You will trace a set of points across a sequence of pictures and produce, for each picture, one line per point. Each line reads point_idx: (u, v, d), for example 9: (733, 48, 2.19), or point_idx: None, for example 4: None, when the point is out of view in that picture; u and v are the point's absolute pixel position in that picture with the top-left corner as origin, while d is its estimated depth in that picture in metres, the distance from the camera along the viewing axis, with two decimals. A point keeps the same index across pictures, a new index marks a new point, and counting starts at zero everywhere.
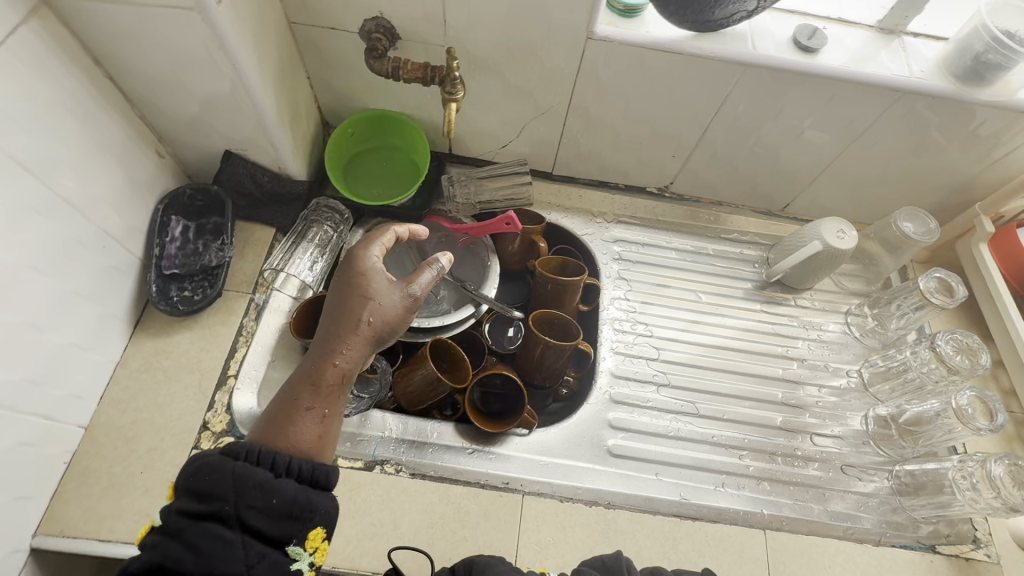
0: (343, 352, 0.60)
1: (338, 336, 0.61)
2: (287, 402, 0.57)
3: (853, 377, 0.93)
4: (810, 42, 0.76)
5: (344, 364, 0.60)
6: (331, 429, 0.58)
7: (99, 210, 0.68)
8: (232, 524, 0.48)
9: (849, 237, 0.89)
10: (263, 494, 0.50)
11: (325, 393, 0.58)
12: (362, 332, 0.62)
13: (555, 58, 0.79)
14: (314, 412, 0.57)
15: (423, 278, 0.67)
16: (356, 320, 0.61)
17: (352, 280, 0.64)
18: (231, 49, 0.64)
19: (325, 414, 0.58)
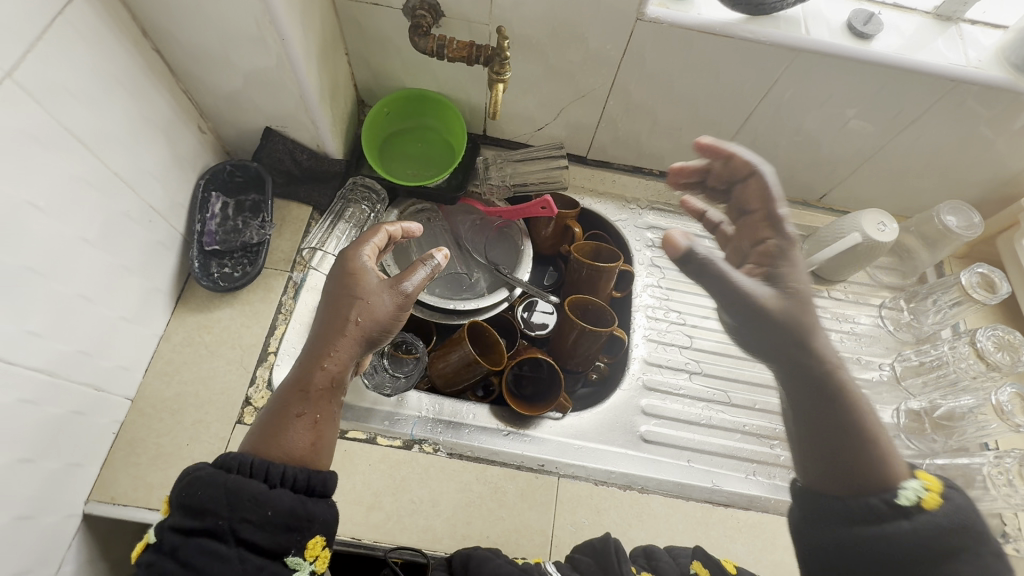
0: (332, 356, 0.63)
1: (328, 340, 0.63)
2: (281, 409, 0.61)
3: (886, 371, 0.93)
4: (865, 28, 0.74)
5: (333, 367, 0.62)
6: (323, 431, 0.61)
7: (146, 185, 0.68)
8: (227, 539, 0.51)
9: (890, 230, 0.88)
10: (257, 507, 0.52)
11: (315, 397, 0.61)
12: (350, 334, 0.63)
13: (602, 39, 0.77)
14: (303, 418, 0.60)
15: (414, 277, 0.68)
16: (344, 322, 0.63)
17: (343, 283, 0.66)
18: (281, 25, 0.63)
19: (315, 419, 0.61)
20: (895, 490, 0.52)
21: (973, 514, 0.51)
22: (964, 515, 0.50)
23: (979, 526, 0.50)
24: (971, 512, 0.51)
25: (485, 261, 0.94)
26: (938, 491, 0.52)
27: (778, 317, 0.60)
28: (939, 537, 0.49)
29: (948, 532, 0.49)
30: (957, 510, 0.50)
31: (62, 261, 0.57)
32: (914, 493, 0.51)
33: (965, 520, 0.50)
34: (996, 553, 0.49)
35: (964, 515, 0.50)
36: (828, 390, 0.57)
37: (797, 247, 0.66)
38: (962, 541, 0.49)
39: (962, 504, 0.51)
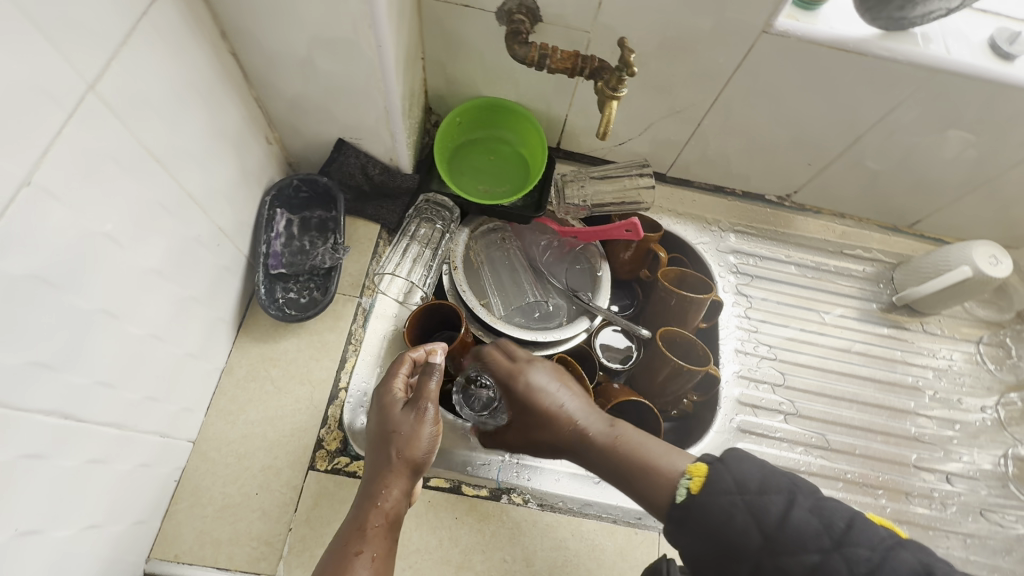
0: (382, 490, 0.55)
1: (375, 473, 0.57)
2: (337, 554, 0.52)
3: (988, 414, 0.87)
4: (1012, 48, 0.67)
5: (387, 502, 0.55)
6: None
7: (216, 206, 0.61)
8: None
9: (1003, 266, 0.81)
10: None
11: (373, 535, 0.53)
12: (392, 462, 0.56)
13: (715, 52, 0.70)
14: (360, 564, 0.51)
15: (430, 387, 0.60)
16: (385, 451, 0.57)
17: (379, 419, 0.60)
18: (381, 32, 0.55)
19: (376, 564, 0.52)
20: (671, 489, 0.53)
21: (734, 473, 0.51)
22: (734, 479, 0.50)
23: (747, 476, 0.50)
24: (737, 467, 0.51)
25: (563, 286, 0.87)
26: (702, 474, 0.52)
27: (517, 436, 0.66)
28: (707, 515, 0.50)
29: (719, 505, 0.50)
30: (716, 478, 0.51)
31: (134, 298, 0.50)
32: (681, 487, 0.53)
33: (733, 483, 0.50)
34: (771, 493, 0.49)
35: (727, 478, 0.51)
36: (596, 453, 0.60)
37: (525, 378, 0.64)
38: (731, 506, 0.49)
39: (723, 467, 0.52)
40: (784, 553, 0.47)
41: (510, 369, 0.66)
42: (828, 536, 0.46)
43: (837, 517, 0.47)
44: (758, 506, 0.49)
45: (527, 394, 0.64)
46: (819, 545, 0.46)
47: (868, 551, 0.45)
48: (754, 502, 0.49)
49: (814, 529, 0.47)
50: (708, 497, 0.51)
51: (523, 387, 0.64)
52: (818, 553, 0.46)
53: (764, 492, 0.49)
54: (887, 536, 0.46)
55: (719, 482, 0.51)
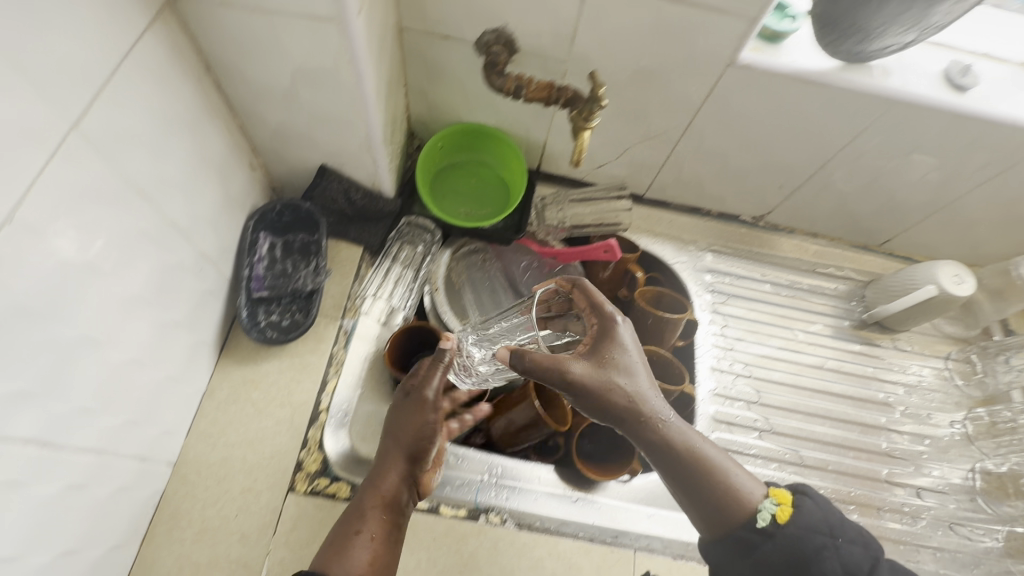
0: (383, 475, 0.62)
1: (380, 463, 0.63)
2: (341, 533, 0.58)
3: (957, 429, 0.90)
4: (963, 80, 0.71)
5: (387, 487, 0.61)
6: (381, 559, 0.57)
7: (198, 232, 0.62)
8: None
9: (967, 284, 0.85)
10: None
11: (372, 515, 0.59)
12: (395, 451, 0.64)
13: (686, 83, 0.73)
14: (361, 543, 0.56)
15: (434, 380, 0.67)
16: (390, 441, 0.64)
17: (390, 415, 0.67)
18: (360, 65, 0.57)
19: (376, 545, 0.57)
20: (751, 513, 0.56)
21: (825, 515, 0.55)
22: (825, 520, 0.55)
23: (835, 521, 0.55)
24: (828, 511, 0.56)
25: None
26: (789, 502, 0.56)
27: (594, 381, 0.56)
28: (797, 546, 0.53)
29: (809, 541, 0.53)
30: (808, 514, 0.55)
31: (115, 326, 0.51)
32: (767, 511, 0.56)
33: (825, 524, 0.54)
34: (853, 540, 0.54)
35: (819, 517, 0.55)
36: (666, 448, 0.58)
37: (619, 321, 0.60)
38: (822, 544, 0.53)
39: (814, 506, 0.56)
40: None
41: (599, 304, 0.60)
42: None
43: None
44: (845, 552, 0.53)
45: (621, 338, 0.59)
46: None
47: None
48: (840, 546, 0.53)
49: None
50: (799, 530, 0.54)
51: (615, 331, 0.59)
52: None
53: (852, 540, 0.54)
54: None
55: (806, 519, 0.55)
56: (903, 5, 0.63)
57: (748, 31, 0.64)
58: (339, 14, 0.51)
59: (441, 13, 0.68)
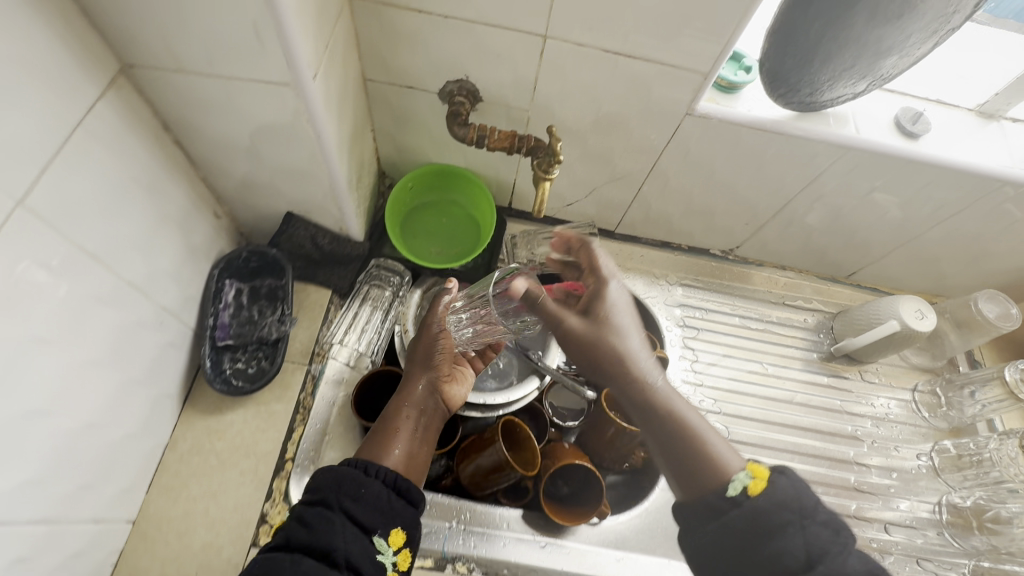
0: (410, 388, 0.72)
1: (407, 381, 0.74)
2: (377, 434, 0.68)
3: (923, 461, 0.91)
4: (915, 127, 0.73)
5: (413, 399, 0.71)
6: (419, 452, 0.68)
7: (159, 287, 0.62)
8: (334, 509, 0.56)
9: (928, 319, 0.86)
10: (355, 486, 0.58)
11: (402, 419, 0.69)
12: (417, 369, 0.74)
13: (647, 130, 0.74)
14: (400, 441, 0.67)
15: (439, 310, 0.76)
16: (412, 362, 0.75)
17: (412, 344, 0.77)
18: (319, 123, 0.58)
19: (412, 442, 0.68)
20: (725, 482, 0.55)
21: (798, 492, 0.52)
22: (796, 499, 0.52)
23: (807, 501, 0.52)
24: (802, 491, 0.53)
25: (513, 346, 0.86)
26: (764, 477, 0.53)
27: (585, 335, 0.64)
28: (763, 517, 0.51)
29: (777, 517, 0.51)
30: (779, 492, 0.52)
31: (68, 391, 0.51)
32: (740, 482, 0.53)
33: (796, 503, 0.52)
34: (824, 524, 0.51)
35: (792, 498, 0.52)
36: (652, 402, 0.64)
37: (613, 285, 0.68)
38: (788, 522, 0.50)
39: (788, 483, 0.53)
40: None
41: (597, 271, 0.67)
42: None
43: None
44: (811, 534, 0.50)
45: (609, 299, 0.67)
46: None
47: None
48: (808, 528, 0.50)
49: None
50: (765, 505, 0.51)
51: (609, 297, 0.67)
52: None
53: (822, 524, 0.51)
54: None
55: (778, 494, 0.52)
56: (845, 64, 0.63)
57: (702, 84, 0.66)
58: (293, 78, 0.52)
59: (404, 64, 0.69)
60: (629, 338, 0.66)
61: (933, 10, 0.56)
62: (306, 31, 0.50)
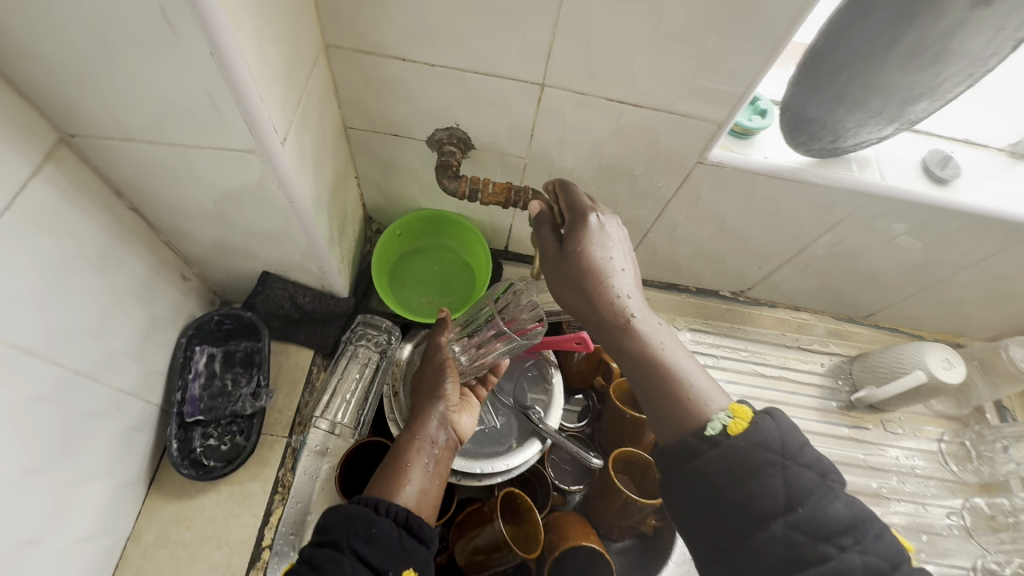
0: (421, 416, 0.63)
1: (417, 408, 0.65)
2: (385, 468, 0.59)
3: (955, 521, 0.85)
4: (944, 172, 0.67)
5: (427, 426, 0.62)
6: (433, 488, 0.58)
7: (116, 368, 0.56)
8: (343, 550, 0.48)
9: (957, 369, 0.80)
10: (366, 523, 0.50)
11: (415, 449, 0.60)
12: (427, 394, 0.65)
13: (654, 178, 0.69)
14: (411, 477, 0.58)
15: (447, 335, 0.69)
16: (421, 388, 0.66)
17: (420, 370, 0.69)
18: (291, 187, 0.52)
19: (425, 478, 0.58)
20: (702, 422, 0.46)
21: (783, 433, 0.44)
22: (780, 439, 0.44)
23: (794, 440, 0.44)
24: (787, 431, 0.44)
25: (511, 403, 0.79)
26: (746, 417, 0.45)
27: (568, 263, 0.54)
28: (740, 460, 0.43)
29: (756, 457, 0.43)
30: (761, 430, 0.44)
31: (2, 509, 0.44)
32: (718, 421, 0.45)
33: (778, 444, 0.44)
34: (807, 465, 0.43)
35: (773, 436, 0.44)
36: (628, 341, 0.52)
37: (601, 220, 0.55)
38: (767, 463, 0.43)
39: (773, 423, 0.45)
40: (803, 531, 0.41)
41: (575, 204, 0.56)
42: (853, 536, 0.40)
43: (870, 522, 0.41)
44: (792, 476, 0.42)
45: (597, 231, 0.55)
46: (838, 540, 0.40)
47: (885, 563, 0.39)
48: (791, 470, 0.43)
49: (843, 524, 0.41)
50: (745, 446, 0.44)
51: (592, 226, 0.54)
52: (837, 548, 0.40)
53: (808, 464, 0.43)
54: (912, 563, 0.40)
55: (762, 436, 0.44)
56: (871, 111, 0.57)
57: (715, 133, 0.61)
58: (259, 145, 0.46)
59: (388, 113, 0.63)
60: (613, 265, 0.53)
61: (968, 53, 0.49)
62: (273, 95, 0.44)
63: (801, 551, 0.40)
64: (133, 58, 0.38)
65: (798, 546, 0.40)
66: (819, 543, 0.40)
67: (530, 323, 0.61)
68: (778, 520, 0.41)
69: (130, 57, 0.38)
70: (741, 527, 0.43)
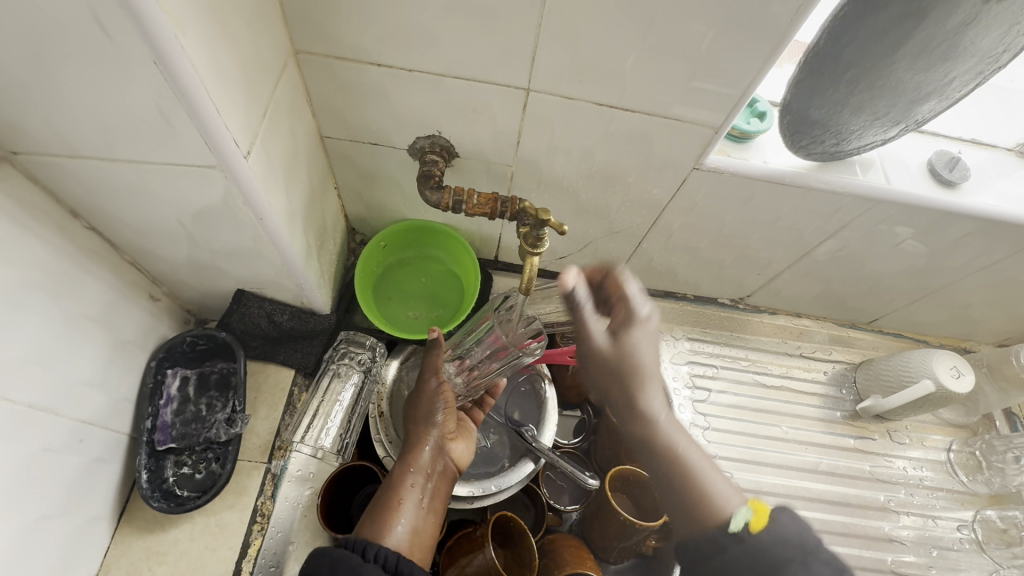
0: (415, 445, 0.60)
1: (410, 436, 0.62)
2: (379, 504, 0.56)
3: (965, 534, 0.82)
4: (952, 175, 0.64)
5: (420, 456, 0.59)
6: (425, 525, 0.56)
7: (73, 399, 0.53)
8: None
9: (966, 378, 0.77)
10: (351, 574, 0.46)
11: (409, 483, 0.57)
12: (420, 422, 0.62)
13: (648, 185, 0.65)
14: (403, 513, 0.55)
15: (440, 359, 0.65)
16: (414, 415, 0.63)
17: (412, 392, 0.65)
18: (260, 204, 0.49)
19: (418, 514, 0.56)
20: (725, 517, 0.50)
21: (800, 533, 0.50)
22: (796, 537, 0.49)
23: (808, 542, 0.49)
24: (801, 534, 0.50)
25: (503, 420, 0.74)
26: (764, 514, 0.50)
27: (609, 360, 0.56)
28: (766, 555, 0.46)
29: (779, 550, 0.47)
30: (781, 530, 0.49)
31: None
32: (741, 517, 0.49)
33: (795, 540, 0.48)
34: (825, 562, 0.47)
35: (790, 534, 0.49)
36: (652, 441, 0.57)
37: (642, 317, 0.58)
38: (789, 556, 0.46)
39: (788, 525, 0.50)
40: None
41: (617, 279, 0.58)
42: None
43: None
44: (815, 568, 0.46)
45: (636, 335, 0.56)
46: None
47: None
48: (810, 564, 0.46)
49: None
50: (769, 539, 0.47)
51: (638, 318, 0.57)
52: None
53: (824, 561, 0.47)
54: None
55: (782, 533, 0.48)
56: (877, 113, 0.53)
57: (712, 138, 0.57)
58: (220, 160, 0.43)
59: (364, 121, 0.60)
60: (648, 361, 0.57)
61: (981, 50, 0.46)
62: (233, 104, 0.41)
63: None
64: (72, 68, 0.35)
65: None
66: None
67: (525, 339, 0.57)
68: None
69: (69, 69, 0.35)
70: None
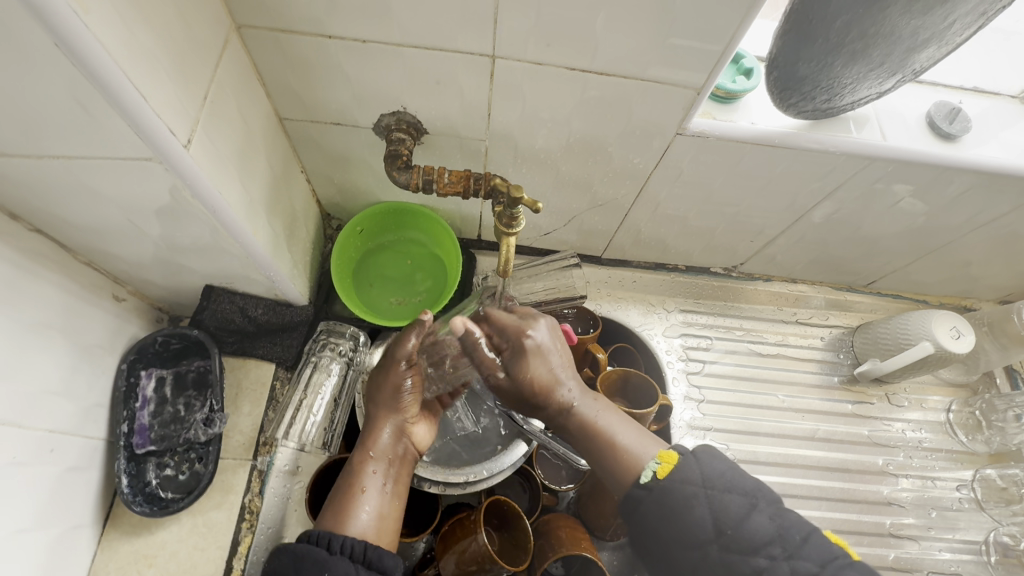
0: (377, 427, 0.57)
1: (372, 414, 0.59)
2: (338, 491, 0.53)
3: (965, 494, 0.81)
4: (952, 127, 0.61)
5: (382, 441, 0.56)
6: (389, 511, 0.53)
7: (40, 409, 0.51)
8: None
9: (964, 338, 0.75)
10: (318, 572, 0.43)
11: (368, 463, 0.55)
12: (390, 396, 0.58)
13: (629, 154, 0.62)
14: (366, 500, 0.52)
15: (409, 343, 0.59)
16: (379, 394, 0.59)
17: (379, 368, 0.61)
18: (206, 194, 0.45)
19: (381, 498, 0.53)
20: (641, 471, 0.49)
21: (706, 467, 0.47)
22: (702, 473, 0.46)
23: (713, 471, 0.46)
24: (709, 464, 0.47)
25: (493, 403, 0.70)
26: (672, 461, 0.48)
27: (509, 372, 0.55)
28: (668, 505, 0.46)
29: (680, 494, 0.46)
30: (685, 469, 0.47)
31: None
32: (649, 471, 0.48)
33: (699, 475, 0.46)
34: (732, 490, 0.46)
35: (694, 470, 0.47)
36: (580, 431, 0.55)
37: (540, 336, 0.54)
38: (691, 496, 0.45)
39: (693, 460, 0.47)
40: (734, 552, 0.44)
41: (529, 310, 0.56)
42: (781, 546, 0.43)
43: (794, 528, 0.44)
44: (717, 503, 0.45)
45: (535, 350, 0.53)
46: (769, 552, 0.43)
47: (812, 564, 0.42)
48: (715, 497, 0.45)
49: (768, 536, 0.44)
50: (671, 485, 0.47)
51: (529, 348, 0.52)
52: (767, 560, 0.43)
53: (729, 489, 0.45)
54: (840, 554, 0.43)
55: (685, 473, 0.47)
56: (872, 64, 0.49)
57: (695, 99, 0.53)
58: (153, 151, 0.39)
59: (323, 99, 0.56)
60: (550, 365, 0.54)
61: None
62: (160, 91, 0.37)
63: (737, 569, 0.43)
64: None
65: (735, 566, 0.43)
66: (750, 558, 0.43)
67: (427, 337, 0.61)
68: (709, 545, 0.44)
69: None
70: (680, 559, 0.45)
